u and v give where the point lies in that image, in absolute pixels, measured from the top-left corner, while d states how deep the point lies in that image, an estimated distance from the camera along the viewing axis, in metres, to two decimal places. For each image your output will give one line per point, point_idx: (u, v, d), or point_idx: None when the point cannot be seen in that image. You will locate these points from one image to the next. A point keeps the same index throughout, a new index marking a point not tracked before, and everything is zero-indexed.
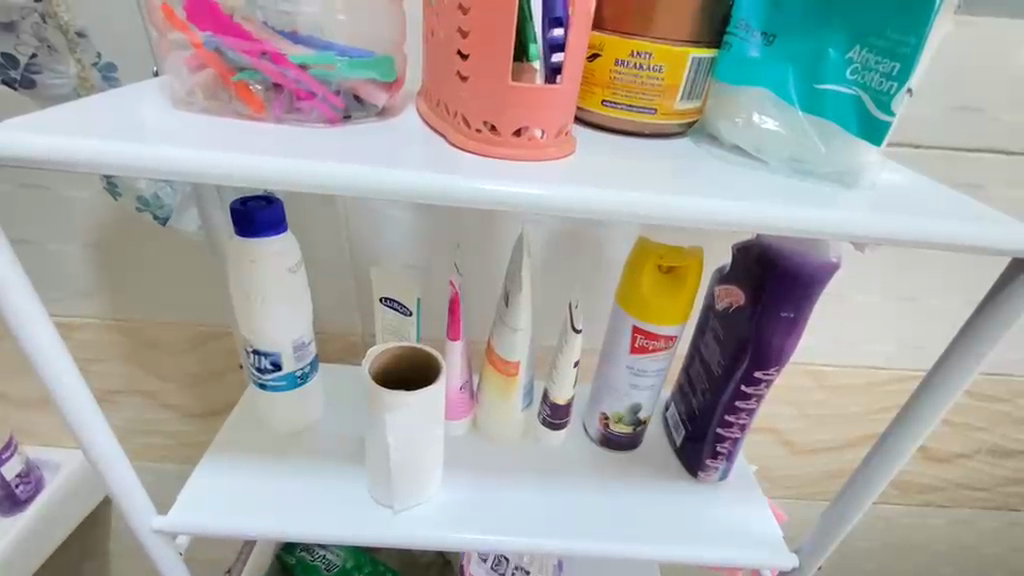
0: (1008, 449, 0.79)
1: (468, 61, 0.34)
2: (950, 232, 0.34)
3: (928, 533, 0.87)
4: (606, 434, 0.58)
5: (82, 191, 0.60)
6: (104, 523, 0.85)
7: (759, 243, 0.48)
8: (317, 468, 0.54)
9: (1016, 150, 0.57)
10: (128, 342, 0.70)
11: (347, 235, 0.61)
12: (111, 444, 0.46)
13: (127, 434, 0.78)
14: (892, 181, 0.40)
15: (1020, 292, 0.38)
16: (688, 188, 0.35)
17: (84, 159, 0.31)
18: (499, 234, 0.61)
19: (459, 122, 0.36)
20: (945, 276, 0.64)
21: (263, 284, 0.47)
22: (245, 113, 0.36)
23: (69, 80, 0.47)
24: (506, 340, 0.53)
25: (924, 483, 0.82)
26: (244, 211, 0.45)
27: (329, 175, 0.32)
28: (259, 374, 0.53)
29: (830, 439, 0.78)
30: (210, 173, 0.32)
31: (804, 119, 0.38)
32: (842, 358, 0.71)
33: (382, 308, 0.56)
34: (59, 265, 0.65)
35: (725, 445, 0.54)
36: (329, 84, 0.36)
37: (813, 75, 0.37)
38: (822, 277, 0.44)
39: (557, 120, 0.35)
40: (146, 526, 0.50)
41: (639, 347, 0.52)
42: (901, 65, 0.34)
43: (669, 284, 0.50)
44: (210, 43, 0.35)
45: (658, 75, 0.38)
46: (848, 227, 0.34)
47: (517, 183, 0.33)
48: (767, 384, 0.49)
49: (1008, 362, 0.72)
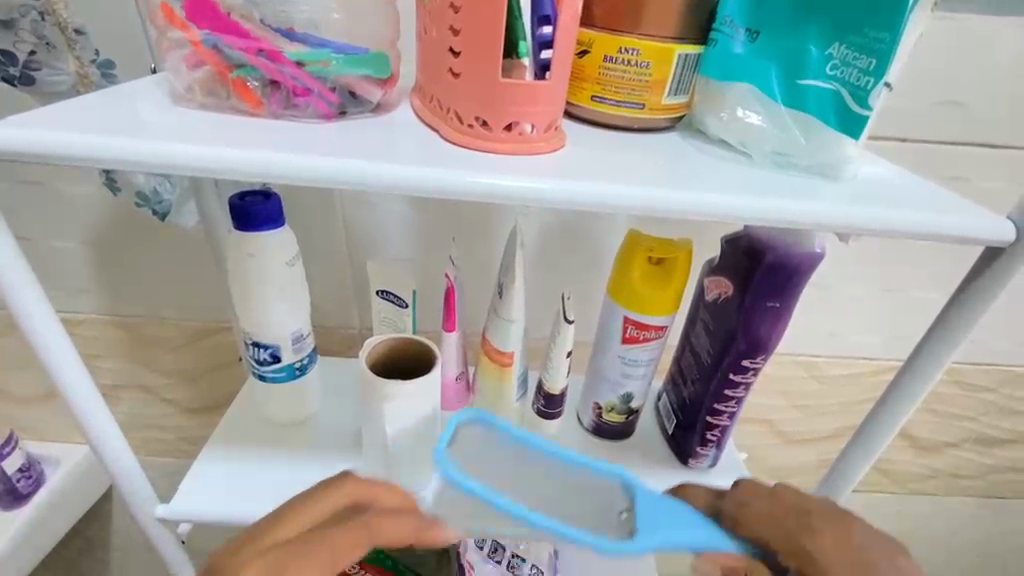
0: (995, 438, 0.81)
1: (459, 58, 0.35)
2: (926, 223, 0.35)
3: (917, 521, 0.89)
4: (599, 423, 0.59)
5: (81, 187, 0.61)
6: (103, 516, 0.86)
7: (746, 235, 0.49)
8: (316, 459, 0.55)
9: (998, 144, 0.58)
10: (128, 337, 0.71)
11: (345, 229, 0.62)
12: (114, 433, 0.48)
13: (126, 428, 0.79)
14: (872, 174, 0.42)
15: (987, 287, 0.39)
16: (673, 181, 0.36)
17: (87, 154, 0.32)
18: (493, 226, 0.62)
19: (451, 118, 0.37)
20: (931, 268, 0.66)
21: (261, 278, 0.48)
22: (242, 110, 0.37)
23: (69, 76, 0.48)
24: (501, 331, 0.54)
25: (911, 472, 0.84)
26: (242, 206, 0.46)
27: (325, 170, 0.33)
28: (258, 367, 0.54)
29: (821, 429, 0.79)
30: (209, 167, 0.33)
31: (785, 114, 0.39)
32: (831, 350, 0.72)
33: (378, 301, 0.57)
34: (59, 261, 0.65)
35: (714, 433, 0.55)
36: (326, 81, 0.37)
37: (795, 71, 0.38)
38: (805, 266, 0.46)
39: (547, 116, 0.36)
40: (150, 515, 0.51)
41: (629, 338, 0.53)
42: (877, 61, 0.35)
43: (658, 277, 0.51)
44: (209, 41, 0.36)
45: (645, 71, 0.39)
46: (827, 219, 0.35)
47: (507, 178, 0.34)
48: (754, 372, 0.51)
49: (994, 353, 0.73)
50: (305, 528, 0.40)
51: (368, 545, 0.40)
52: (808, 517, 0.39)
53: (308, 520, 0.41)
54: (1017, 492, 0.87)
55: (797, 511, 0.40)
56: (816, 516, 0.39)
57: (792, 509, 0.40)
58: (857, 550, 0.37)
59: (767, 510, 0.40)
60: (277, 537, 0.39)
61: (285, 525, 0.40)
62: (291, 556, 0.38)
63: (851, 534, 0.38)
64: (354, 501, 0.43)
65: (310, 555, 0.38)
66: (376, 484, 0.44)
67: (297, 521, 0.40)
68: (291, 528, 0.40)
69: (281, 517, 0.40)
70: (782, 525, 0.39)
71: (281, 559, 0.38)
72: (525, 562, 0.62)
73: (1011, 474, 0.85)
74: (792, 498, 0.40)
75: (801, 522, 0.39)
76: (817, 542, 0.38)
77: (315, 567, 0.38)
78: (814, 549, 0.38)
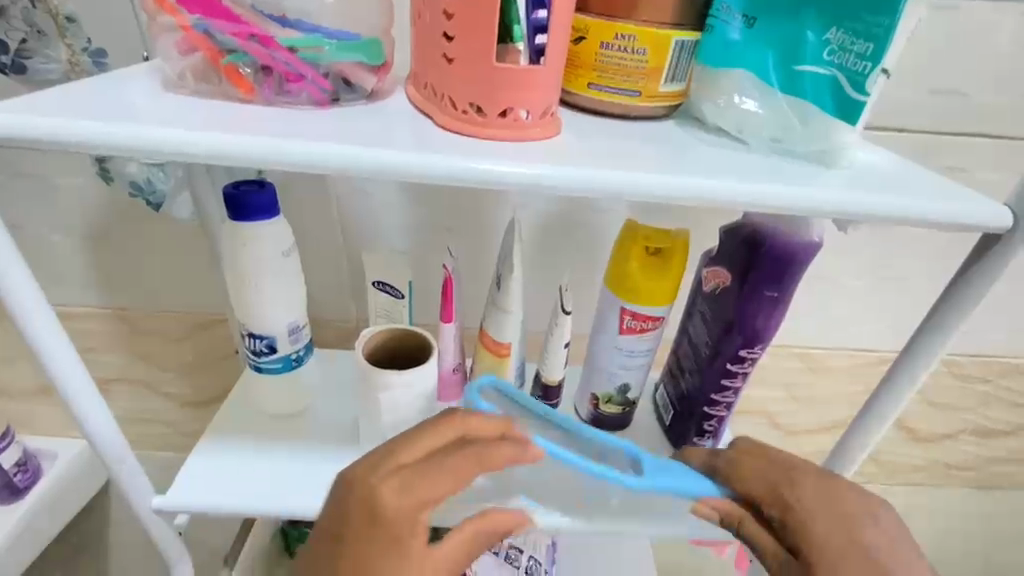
0: (992, 429, 0.81)
1: (453, 43, 0.35)
2: (924, 208, 0.35)
3: (914, 512, 0.89)
4: (597, 415, 0.58)
5: (74, 179, 0.60)
6: (101, 510, 0.86)
7: (746, 224, 0.48)
8: (312, 450, 0.55)
9: (996, 134, 0.58)
10: (124, 331, 0.71)
11: (341, 221, 0.62)
12: (108, 424, 0.48)
13: (123, 421, 0.79)
14: (869, 161, 0.41)
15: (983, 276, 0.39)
16: (669, 167, 0.36)
17: (78, 140, 0.32)
18: (489, 218, 0.62)
19: (445, 104, 0.37)
20: (928, 259, 0.66)
21: (255, 268, 0.48)
22: (235, 96, 0.37)
23: (59, 65, 0.48)
24: (498, 321, 0.53)
25: (908, 463, 0.84)
26: (236, 195, 0.45)
27: (318, 156, 0.33)
28: (253, 358, 0.53)
29: (818, 421, 0.80)
30: (201, 153, 0.33)
31: (782, 99, 0.38)
32: (828, 341, 0.72)
33: (374, 291, 0.57)
34: (53, 254, 0.65)
35: (711, 423, 0.55)
36: (319, 66, 0.36)
37: (792, 56, 0.38)
38: (805, 254, 0.46)
39: (541, 101, 0.36)
40: (146, 506, 0.51)
41: (626, 328, 0.53)
42: (874, 46, 0.35)
43: (656, 266, 0.51)
44: (200, 26, 0.36)
45: (642, 58, 0.39)
46: (825, 205, 0.35)
47: (501, 163, 0.33)
48: (750, 362, 0.51)
49: (991, 344, 0.73)
50: (425, 454, 0.40)
51: (490, 467, 0.40)
52: (794, 472, 0.42)
53: (426, 447, 0.40)
54: (1014, 483, 0.87)
55: (783, 467, 0.42)
56: (802, 472, 0.42)
57: (781, 465, 0.42)
58: (840, 502, 0.40)
59: (757, 465, 0.43)
60: (400, 460, 0.39)
61: (405, 450, 0.39)
62: (419, 478, 0.39)
63: (835, 490, 0.40)
64: (467, 432, 0.41)
65: (436, 477, 0.39)
66: (485, 414, 0.42)
67: (421, 445, 0.40)
68: (413, 452, 0.39)
69: (402, 442, 0.40)
70: (768, 478, 0.42)
71: (409, 480, 0.38)
72: (523, 553, 0.65)
73: (1008, 465, 0.85)
74: (784, 456, 0.43)
75: (786, 475, 0.42)
76: (799, 492, 0.41)
77: (443, 487, 0.39)
78: (796, 501, 0.40)
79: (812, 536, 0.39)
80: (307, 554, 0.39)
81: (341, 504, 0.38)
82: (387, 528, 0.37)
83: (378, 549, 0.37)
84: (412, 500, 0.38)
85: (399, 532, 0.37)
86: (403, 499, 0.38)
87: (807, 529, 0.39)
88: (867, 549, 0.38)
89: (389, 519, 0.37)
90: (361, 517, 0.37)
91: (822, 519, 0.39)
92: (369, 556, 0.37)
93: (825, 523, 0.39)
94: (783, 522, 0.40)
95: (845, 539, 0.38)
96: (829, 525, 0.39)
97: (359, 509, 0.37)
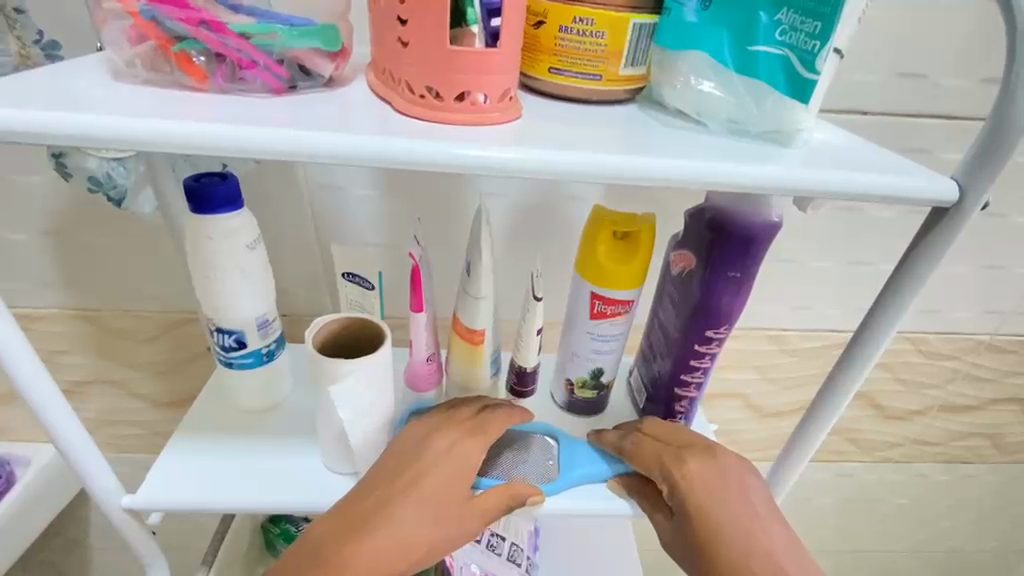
0: (960, 405, 0.84)
1: (407, 27, 0.35)
2: (879, 181, 0.36)
3: (889, 488, 0.92)
4: (571, 399, 0.59)
5: (31, 177, 0.59)
6: (79, 516, 0.85)
7: (709, 207, 0.49)
8: (284, 446, 0.55)
9: (956, 115, 0.59)
10: (92, 332, 0.69)
11: (311, 214, 0.61)
12: (72, 425, 0.47)
13: (97, 423, 0.77)
14: (827, 141, 0.42)
15: (935, 256, 0.40)
16: (630, 149, 0.36)
17: (17, 128, 0.31)
18: (460, 208, 0.62)
19: (403, 89, 0.37)
20: (893, 240, 0.67)
21: (219, 263, 0.47)
22: (187, 84, 0.36)
23: (10, 57, 0.46)
24: (470, 310, 0.53)
25: (881, 440, 0.87)
26: (197, 188, 0.45)
27: (270, 142, 0.32)
28: (223, 354, 0.53)
29: (793, 402, 0.81)
30: (147, 139, 0.32)
31: (737, 80, 0.39)
32: (802, 323, 0.74)
33: (345, 283, 0.57)
34: (16, 255, 0.64)
35: (682, 403, 0.56)
36: (272, 53, 0.36)
37: (745, 37, 0.38)
38: (765, 236, 0.47)
39: (499, 86, 0.36)
40: (116, 505, 0.50)
41: (597, 313, 0.53)
42: (823, 25, 0.34)
43: (624, 250, 0.51)
44: (147, 12, 0.35)
45: (600, 41, 0.39)
46: (793, 180, 0.35)
47: (460, 146, 0.33)
48: (717, 343, 0.52)
49: (957, 321, 0.75)
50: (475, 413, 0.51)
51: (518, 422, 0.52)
52: (682, 453, 0.49)
53: (475, 408, 0.52)
54: (981, 456, 0.89)
55: (675, 447, 0.50)
56: (690, 451, 0.50)
57: (673, 447, 0.50)
58: (716, 474, 0.48)
59: (655, 446, 0.51)
60: (460, 418, 0.50)
61: (462, 411, 0.51)
62: (478, 426, 0.50)
63: (714, 464, 0.49)
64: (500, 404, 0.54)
65: (488, 427, 0.50)
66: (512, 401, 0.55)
67: (470, 408, 0.52)
68: (466, 412, 0.51)
69: (455, 407, 0.52)
70: (662, 458, 0.50)
71: (472, 429, 0.49)
72: (505, 540, 0.65)
73: (976, 439, 0.88)
74: (678, 437, 0.52)
75: (677, 454, 0.49)
76: (685, 469, 0.48)
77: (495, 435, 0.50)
78: (681, 480, 0.48)
79: (692, 505, 0.47)
80: (372, 489, 0.46)
81: (419, 447, 0.48)
82: (457, 464, 0.47)
83: (449, 479, 0.47)
84: (476, 443, 0.49)
85: (467, 464, 0.48)
86: (468, 442, 0.48)
87: (691, 500, 0.47)
88: (735, 516, 0.46)
89: (460, 458, 0.48)
90: (442, 453, 0.47)
91: (699, 491, 0.47)
92: (444, 483, 0.46)
93: (703, 496, 0.47)
94: (670, 496, 0.48)
95: (719, 503, 0.47)
96: (707, 494, 0.47)
97: (442, 445, 0.48)
